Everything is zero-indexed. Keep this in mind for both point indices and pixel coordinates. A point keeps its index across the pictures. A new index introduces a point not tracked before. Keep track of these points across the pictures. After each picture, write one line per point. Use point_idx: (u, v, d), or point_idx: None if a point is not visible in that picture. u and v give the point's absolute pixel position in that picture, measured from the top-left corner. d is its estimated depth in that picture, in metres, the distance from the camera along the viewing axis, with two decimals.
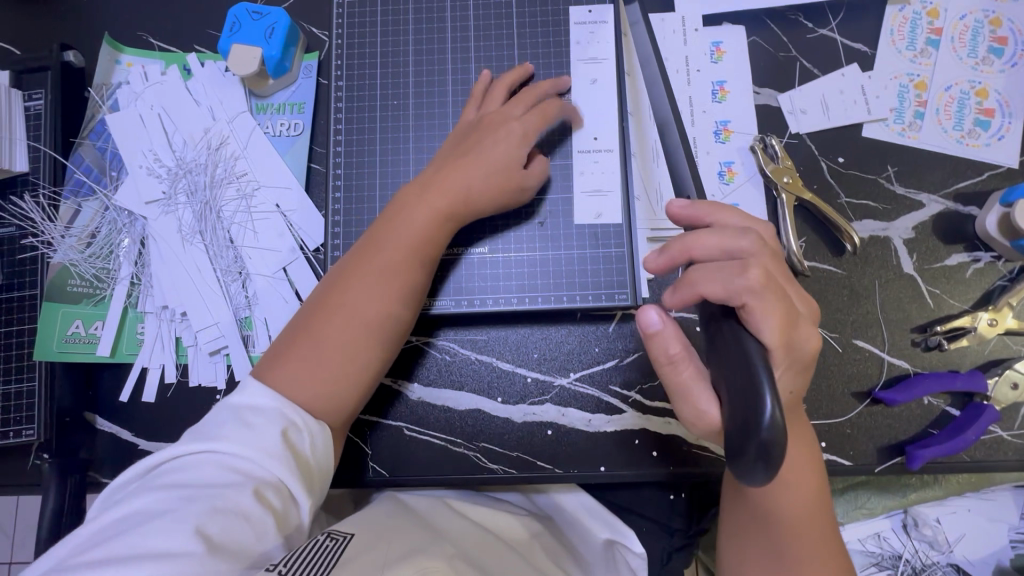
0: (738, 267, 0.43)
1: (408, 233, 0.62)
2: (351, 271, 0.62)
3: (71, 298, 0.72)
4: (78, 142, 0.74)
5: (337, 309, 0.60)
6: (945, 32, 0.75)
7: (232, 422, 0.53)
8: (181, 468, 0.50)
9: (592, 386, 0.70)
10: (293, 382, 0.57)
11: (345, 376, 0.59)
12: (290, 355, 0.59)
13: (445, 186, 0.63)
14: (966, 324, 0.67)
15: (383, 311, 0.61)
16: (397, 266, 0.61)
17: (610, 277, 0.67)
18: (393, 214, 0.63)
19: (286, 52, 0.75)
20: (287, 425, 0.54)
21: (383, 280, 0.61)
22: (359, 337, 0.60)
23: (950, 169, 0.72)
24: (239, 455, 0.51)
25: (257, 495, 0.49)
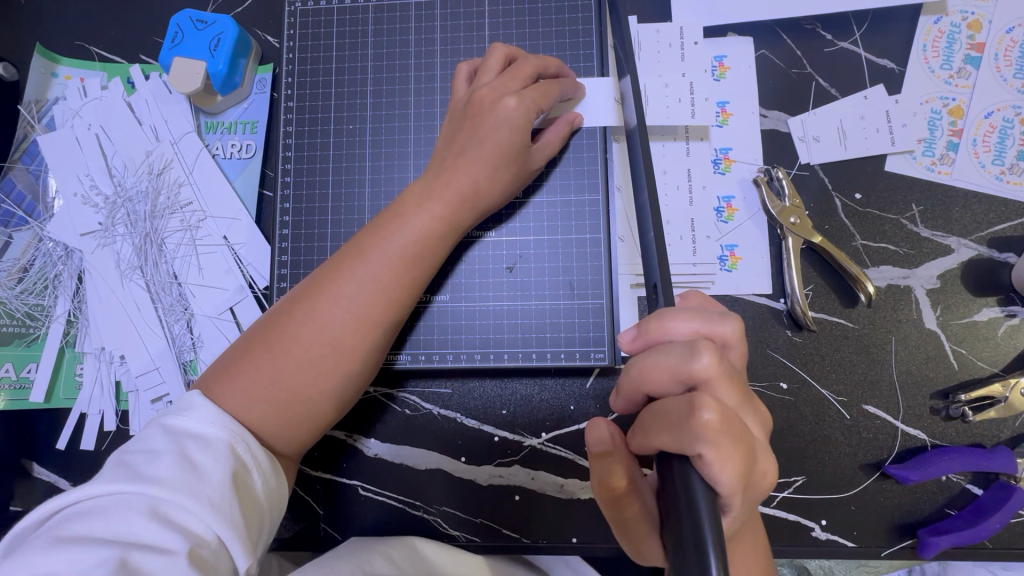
0: (689, 407, 0.35)
1: (405, 245, 0.53)
2: (325, 277, 0.53)
3: (1, 338, 0.67)
4: (8, 166, 0.68)
5: (303, 320, 0.51)
6: (987, 49, 0.64)
7: (170, 458, 0.42)
8: (97, 515, 0.39)
9: (566, 448, 0.63)
10: (248, 400, 0.49)
11: (310, 397, 0.51)
12: (243, 370, 0.50)
13: (448, 192, 0.54)
14: (995, 392, 0.58)
15: (354, 329, 0.52)
16: (386, 279, 0.52)
17: (587, 332, 0.60)
18: (392, 216, 0.54)
19: (234, 65, 0.68)
20: (232, 468, 0.44)
21: (370, 298, 0.52)
22: (327, 358, 0.51)
23: (986, 210, 0.63)
24: (174, 505, 0.41)
25: (192, 559, 0.39)
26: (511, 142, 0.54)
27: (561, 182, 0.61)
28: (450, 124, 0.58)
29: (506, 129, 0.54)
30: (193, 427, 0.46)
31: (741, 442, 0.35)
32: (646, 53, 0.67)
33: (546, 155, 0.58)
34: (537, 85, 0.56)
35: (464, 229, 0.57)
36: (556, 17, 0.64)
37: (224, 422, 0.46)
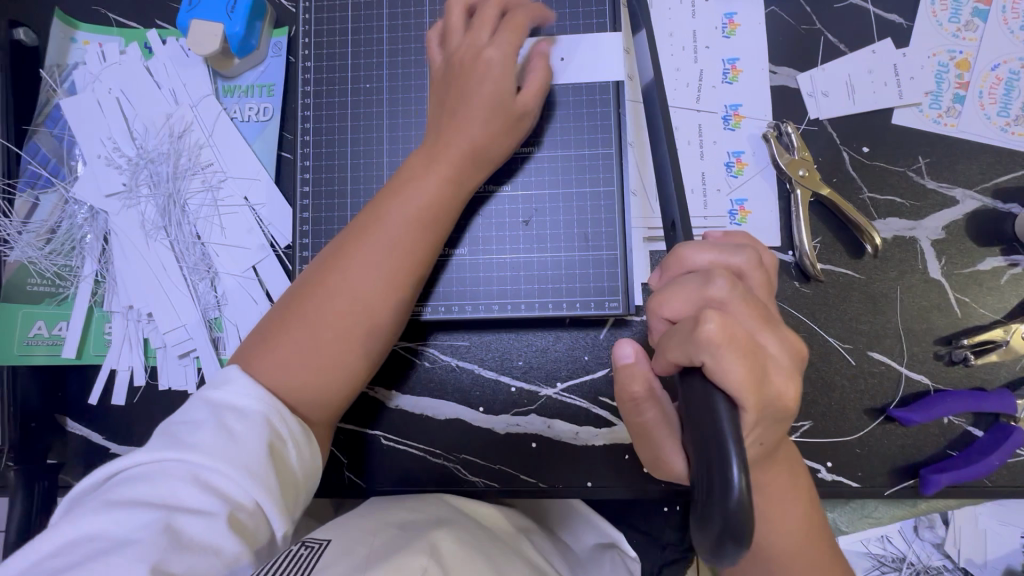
0: (695, 321, 0.37)
1: (420, 208, 0.55)
2: (345, 247, 0.54)
3: (32, 297, 0.69)
4: (32, 130, 0.69)
5: (329, 287, 0.53)
6: (995, 2, 0.65)
7: (210, 428, 0.44)
8: (144, 480, 0.42)
9: (580, 397, 0.66)
10: (282, 369, 0.51)
11: (341, 365, 0.53)
12: (275, 341, 0.52)
13: (453, 152, 0.56)
14: (996, 337, 0.60)
15: (379, 292, 0.54)
16: (405, 246, 0.54)
17: (601, 283, 0.61)
18: (404, 181, 0.56)
19: (251, 28, 0.69)
20: (268, 438, 0.46)
21: (393, 262, 0.54)
22: (357, 321, 0.53)
23: (991, 162, 0.64)
24: (214, 472, 0.43)
25: (231, 523, 0.41)
26: (496, 88, 0.55)
27: (575, 137, 0.63)
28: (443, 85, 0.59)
29: (485, 74, 0.55)
30: (229, 398, 0.48)
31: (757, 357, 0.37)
32: (655, 10, 0.68)
33: (535, 97, 0.58)
34: (504, 25, 0.57)
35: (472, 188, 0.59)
36: None
37: (258, 393, 0.48)
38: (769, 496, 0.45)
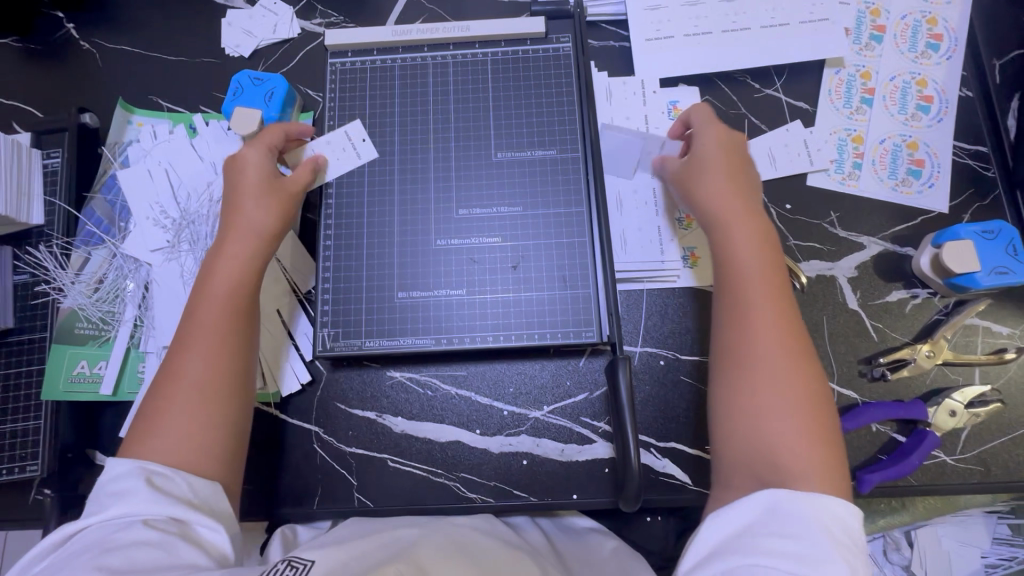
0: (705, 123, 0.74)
1: (212, 289, 0.64)
2: (175, 345, 0.62)
3: (78, 339, 0.77)
4: (90, 197, 0.81)
5: (191, 369, 0.60)
6: (877, 92, 0.83)
7: (102, 483, 0.54)
8: (66, 532, 0.51)
9: (564, 418, 0.75)
10: (161, 447, 0.56)
11: (210, 423, 0.58)
12: (149, 430, 0.57)
13: (244, 230, 0.67)
14: (905, 355, 0.73)
15: (224, 358, 0.61)
16: (213, 320, 0.62)
17: (578, 317, 0.73)
18: (207, 272, 0.66)
19: (283, 112, 0.83)
20: (149, 473, 0.54)
21: (227, 331, 0.62)
22: (199, 385, 0.59)
23: (888, 214, 0.80)
24: (115, 506, 0.52)
25: (145, 524, 0.51)
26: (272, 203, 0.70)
27: (552, 200, 0.77)
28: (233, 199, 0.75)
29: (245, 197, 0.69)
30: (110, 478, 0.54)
31: (723, 182, 0.68)
32: (615, 98, 0.84)
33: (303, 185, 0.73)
34: (268, 137, 0.74)
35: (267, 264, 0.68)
36: (545, 72, 0.81)
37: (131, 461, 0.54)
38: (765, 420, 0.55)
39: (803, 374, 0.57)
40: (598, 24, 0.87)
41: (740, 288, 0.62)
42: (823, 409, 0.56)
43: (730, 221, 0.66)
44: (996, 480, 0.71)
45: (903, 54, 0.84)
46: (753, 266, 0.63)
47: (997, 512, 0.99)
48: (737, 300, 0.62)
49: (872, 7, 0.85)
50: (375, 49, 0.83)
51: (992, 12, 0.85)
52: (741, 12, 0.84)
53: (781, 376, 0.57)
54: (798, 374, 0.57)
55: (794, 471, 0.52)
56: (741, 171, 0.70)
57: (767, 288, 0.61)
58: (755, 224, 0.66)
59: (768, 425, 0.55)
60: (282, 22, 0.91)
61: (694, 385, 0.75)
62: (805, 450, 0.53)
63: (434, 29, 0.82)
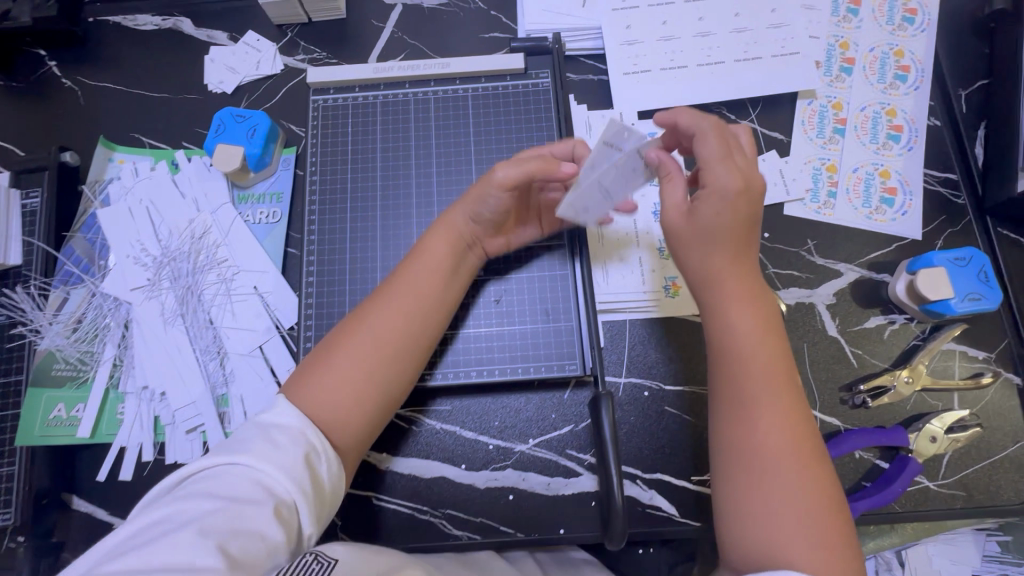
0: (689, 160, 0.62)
1: (423, 272, 0.67)
2: (370, 307, 0.65)
3: (54, 382, 0.76)
4: (69, 236, 0.80)
5: (361, 336, 0.63)
6: (849, 122, 0.85)
7: (259, 440, 0.53)
8: (211, 480, 0.50)
9: (550, 451, 0.75)
10: (327, 394, 0.60)
11: (386, 378, 0.63)
12: (315, 376, 0.61)
13: (457, 213, 0.69)
14: (885, 382, 0.74)
15: (421, 332, 0.66)
16: (422, 292, 0.66)
17: (561, 350, 0.74)
18: (418, 251, 0.69)
19: (266, 148, 0.83)
20: (306, 449, 0.55)
21: (421, 302, 0.66)
22: (400, 346, 0.64)
23: (863, 242, 0.81)
24: (265, 474, 0.51)
25: (276, 511, 0.50)
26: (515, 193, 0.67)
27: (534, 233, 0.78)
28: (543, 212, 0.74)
29: (487, 189, 0.66)
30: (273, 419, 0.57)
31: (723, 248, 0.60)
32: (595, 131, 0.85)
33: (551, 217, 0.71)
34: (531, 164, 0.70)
35: (475, 249, 0.71)
36: (524, 108, 0.83)
37: (296, 411, 0.57)
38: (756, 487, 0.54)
39: (808, 459, 0.55)
40: (576, 58, 0.89)
41: (741, 370, 0.58)
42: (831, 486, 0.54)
43: (716, 286, 0.61)
44: (979, 504, 0.71)
45: (872, 85, 0.87)
46: (750, 344, 0.59)
47: (986, 531, 1.00)
48: (736, 380, 0.58)
49: (841, 40, 0.88)
50: (357, 86, 0.84)
51: (956, 44, 0.88)
52: (715, 46, 0.87)
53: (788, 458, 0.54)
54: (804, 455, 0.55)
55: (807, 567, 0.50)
56: (747, 238, 0.61)
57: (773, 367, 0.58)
58: (741, 288, 0.60)
59: (759, 490, 0.54)
60: (265, 59, 0.92)
61: (679, 416, 0.75)
62: (793, 522, 0.52)
63: (414, 66, 0.83)
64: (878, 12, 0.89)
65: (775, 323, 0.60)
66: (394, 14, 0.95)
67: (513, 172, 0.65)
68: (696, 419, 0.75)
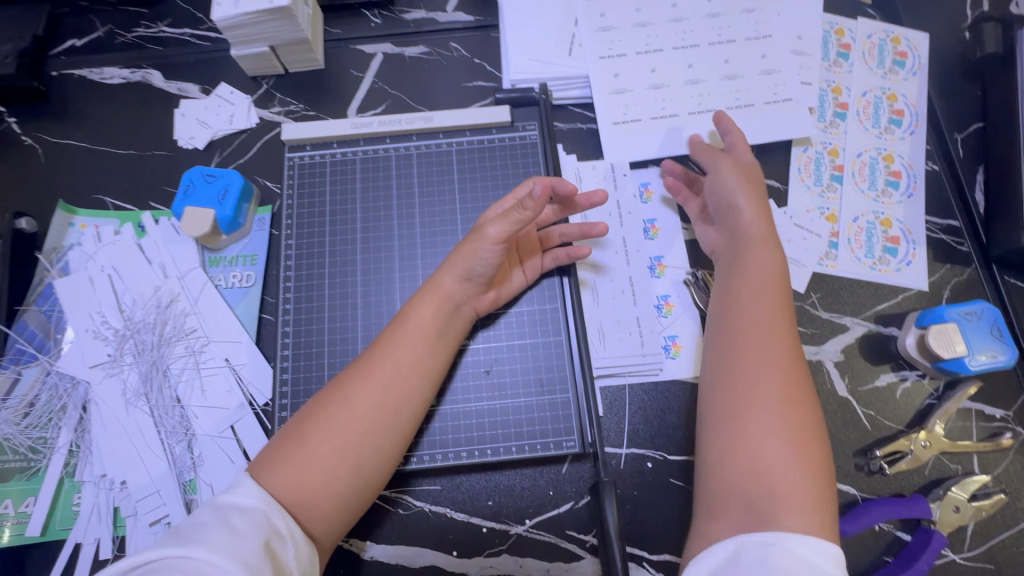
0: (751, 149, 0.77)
1: (407, 334, 0.63)
2: (351, 377, 0.60)
3: (3, 474, 0.70)
4: (22, 310, 0.74)
5: (338, 410, 0.58)
6: (846, 169, 0.83)
7: (217, 526, 0.48)
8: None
9: (548, 532, 0.69)
10: (296, 478, 0.54)
11: (369, 459, 0.58)
12: (284, 456, 0.55)
13: (446, 282, 0.65)
14: (902, 447, 0.70)
15: (403, 401, 0.60)
16: (414, 366, 0.62)
17: (557, 423, 0.69)
18: (403, 317, 0.64)
19: (238, 209, 0.78)
20: (268, 535, 0.49)
21: (407, 372, 0.61)
22: (382, 420, 0.59)
23: (869, 294, 0.78)
24: (216, 569, 0.44)
25: None
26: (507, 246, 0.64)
27: (525, 296, 0.73)
28: (526, 254, 0.73)
29: (478, 245, 0.63)
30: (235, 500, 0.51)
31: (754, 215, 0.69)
32: (586, 185, 0.82)
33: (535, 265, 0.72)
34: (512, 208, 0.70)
35: (464, 309, 0.68)
36: (511, 162, 0.79)
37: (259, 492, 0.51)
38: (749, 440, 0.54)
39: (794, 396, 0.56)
40: (564, 107, 0.86)
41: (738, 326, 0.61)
42: (814, 427, 0.54)
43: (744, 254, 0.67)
44: None
45: (866, 130, 0.85)
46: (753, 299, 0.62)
47: None
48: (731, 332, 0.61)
49: (833, 85, 0.86)
50: (336, 142, 0.80)
51: (948, 87, 0.87)
52: (705, 94, 0.84)
53: (769, 392, 0.55)
54: (787, 384, 0.56)
55: (783, 496, 0.50)
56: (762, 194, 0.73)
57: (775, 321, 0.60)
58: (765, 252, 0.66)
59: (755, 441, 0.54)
60: (239, 112, 0.88)
61: (687, 489, 0.70)
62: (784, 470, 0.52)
63: (395, 120, 0.79)
64: (869, 56, 0.87)
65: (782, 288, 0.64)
66: (374, 63, 0.92)
67: (504, 229, 0.62)
68: None
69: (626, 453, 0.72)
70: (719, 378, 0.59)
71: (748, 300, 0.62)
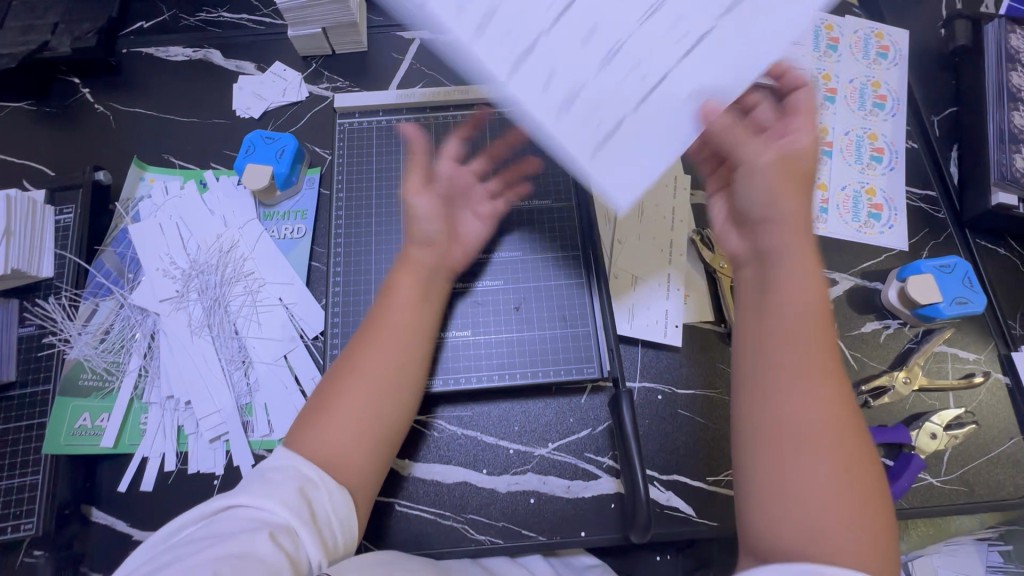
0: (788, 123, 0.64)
1: (399, 306, 0.69)
2: (351, 353, 0.67)
3: (81, 392, 0.77)
4: (100, 250, 0.83)
5: (348, 379, 0.64)
6: (835, 144, 0.93)
7: (258, 478, 0.57)
8: (213, 517, 0.53)
9: (569, 454, 0.77)
10: (323, 448, 0.61)
11: (387, 415, 0.65)
12: (308, 433, 0.62)
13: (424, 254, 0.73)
14: (885, 383, 0.78)
15: (403, 364, 0.67)
16: (406, 331, 0.68)
17: (579, 354, 0.77)
18: (387, 290, 0.71)
19: (293, 168, 0.87)
20: (302, 483, 0.56)
21: (402, 339, 0.68)
22: (390, 381, 0.66)
23: (855, 254, 0.87)
24: (261, 509, 0.53)
25: (271, 540, 0.51)
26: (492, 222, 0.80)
27: (550, 245, 0.82)
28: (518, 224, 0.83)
29: (471, 219, 0.78)
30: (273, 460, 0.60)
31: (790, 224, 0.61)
32: None
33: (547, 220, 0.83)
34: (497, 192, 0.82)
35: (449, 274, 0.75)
36: None
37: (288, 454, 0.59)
38: (792, 502, 0.50)
39: (842, 441, 0.52)
40: None
41: (765, 367, 0.57)
42: (864, 455, 0.52)
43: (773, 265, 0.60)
44: (980, 499, 0.75)
45: (854, 112, 0.95)
46: (785, 324, 0.57)
47: (987, 539, 1.02)
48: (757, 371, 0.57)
49: (824, 72, 0.96)
50: (381, 111, 0.90)
51: (927, 76, 0.98)
52: None
53: (813, 426, 0.52)
54: (830, 425, 0.52)
55: (838, 542, 0.48)
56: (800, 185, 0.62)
57: (822, 359, 0.55)
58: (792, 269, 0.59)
59: (789, 497, 0.51)
60: (291, 87, 0.98)
61: (694, 419, 0.78)
62: (834, 522, 0.49)
63: (435, 92, 0.89)
64: (855, 48, 0.98)
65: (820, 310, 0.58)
66: (412, 47, 1.02)
67: (492, 204, 0.80)
68: (709, 422, 0.78)
69: (640, 387, 0.80)
70: (750, 417, 0.56)
71: (785, 316, 0.58)
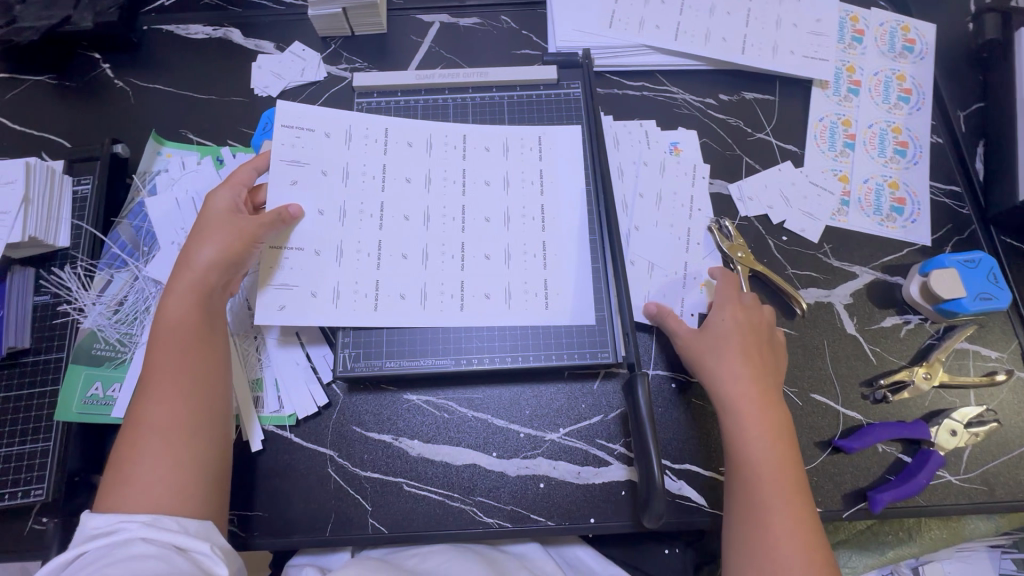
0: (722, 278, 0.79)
1: (162, 342, 0.67)
2: (148, 387, 0.64)
3: (93, 360, 0.77)
4: (117, 221, 0.84)
5: (147, 416, 0.63)
6: (858, 137, 0.91)
7: None
8: None
9: (580, 440, 0.76)
10: (145, 497, 0.58)
11: (199, 442, 0.63)
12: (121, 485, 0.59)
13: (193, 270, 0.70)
14: (904, 378, 0.77)
15: (202, 387, 0.66)
16: (201, 352, 0.67)
17: (593, 338, 0.77)
18: (164, 312, 0.68)
19: None
20: None
21: (192, 363, 0.66)
22: (195, 398, 0.65)
23: (877, 247, 0.86)
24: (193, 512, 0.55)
25: None
26: None
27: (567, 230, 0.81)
28: None
29: None
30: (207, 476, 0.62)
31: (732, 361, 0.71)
32: (621, 144, 0.89)
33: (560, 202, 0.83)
34: None
35: (223, 290, 0.72)
36: (555, 114, 0.88)
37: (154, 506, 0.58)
38: None
39: (802, 537, 0.62)
40: (603, 74, 0.96)
41: (741, 498, 0.65)
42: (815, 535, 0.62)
43: (731, 407, 0.69)
44: (1000, 500, 0.73)
45: (877, 105, 0.93)
46: (751, 458, 0.66)
47: (1000, 546, 1.00)
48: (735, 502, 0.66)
49: (847, 65, 0.95)
50: (399, 91, 0.90)
51: (954, 70, 0.96)
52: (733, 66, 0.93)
53: (783, 537, 0.62)
54: (794, 532, 0.62)
55: None
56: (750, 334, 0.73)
57: (772, 482, 0.64)
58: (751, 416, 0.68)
59: None
60: (310, 67, 0.98)
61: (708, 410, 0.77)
62: None
63: (454, 74, 0.89)
64: (880, 41, 0.96)
65: (777, 433, 0.68)
66: (431, 31, 1.01)
67: None
68: None
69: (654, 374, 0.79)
70: (733, 538, 0.64)
71: (744, 451, 0.67)
